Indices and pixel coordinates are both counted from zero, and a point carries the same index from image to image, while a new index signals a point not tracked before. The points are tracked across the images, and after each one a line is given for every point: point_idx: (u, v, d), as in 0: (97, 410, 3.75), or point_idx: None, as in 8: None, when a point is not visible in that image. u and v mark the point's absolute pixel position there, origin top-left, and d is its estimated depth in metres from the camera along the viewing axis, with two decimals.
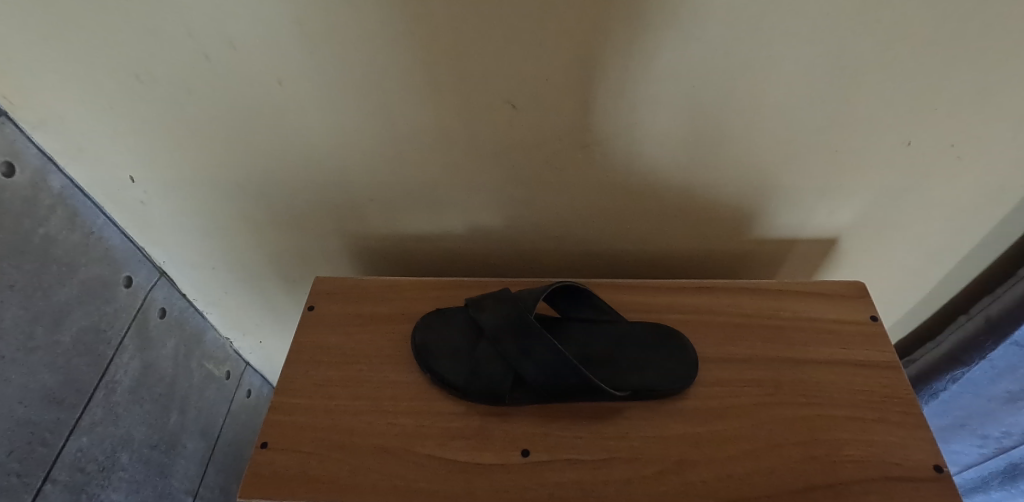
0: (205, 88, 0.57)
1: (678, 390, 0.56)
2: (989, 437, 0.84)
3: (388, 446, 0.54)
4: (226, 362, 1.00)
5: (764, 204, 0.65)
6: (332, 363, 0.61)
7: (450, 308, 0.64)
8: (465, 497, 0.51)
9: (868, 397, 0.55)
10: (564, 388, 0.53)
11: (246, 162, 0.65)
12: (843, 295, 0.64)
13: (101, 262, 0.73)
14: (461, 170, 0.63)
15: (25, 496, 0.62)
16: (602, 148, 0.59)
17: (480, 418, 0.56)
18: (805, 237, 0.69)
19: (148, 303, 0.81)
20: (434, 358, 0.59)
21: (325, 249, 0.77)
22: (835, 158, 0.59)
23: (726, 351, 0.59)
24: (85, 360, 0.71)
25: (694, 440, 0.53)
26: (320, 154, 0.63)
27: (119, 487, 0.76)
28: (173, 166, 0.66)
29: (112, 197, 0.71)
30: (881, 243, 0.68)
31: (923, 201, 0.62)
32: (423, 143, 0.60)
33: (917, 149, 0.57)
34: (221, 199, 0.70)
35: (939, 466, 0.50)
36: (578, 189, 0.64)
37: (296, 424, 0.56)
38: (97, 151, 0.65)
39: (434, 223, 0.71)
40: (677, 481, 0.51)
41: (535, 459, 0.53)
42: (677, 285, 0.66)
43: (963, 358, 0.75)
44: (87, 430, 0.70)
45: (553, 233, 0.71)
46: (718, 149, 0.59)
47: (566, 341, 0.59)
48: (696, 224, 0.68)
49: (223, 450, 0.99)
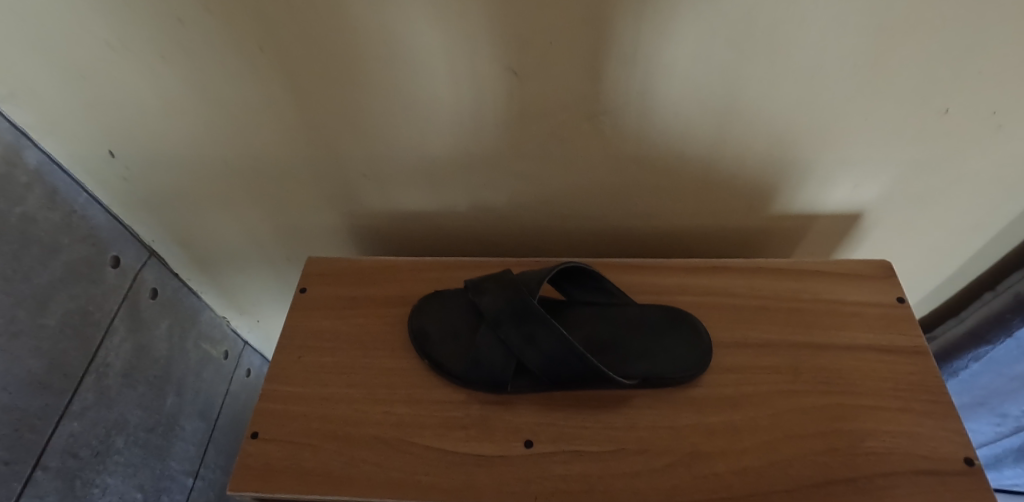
0: (181, 55, 0.52)
1: (691, 378, 0.52)
2: (1008, 416, 0.81)
3: (385, 437, 0.52)
4: (223, 342, 0.98)
5: (784, 178, 0.60)
6: (325, 349, 0.58)
7: (448, 291, 0.60)
8: (466, 490, 0.48)
9: (892, 385, 0.52)
10: (569, 376, 0.50)
11: (230, 136, 0.61)
12: (866, 275, 0.60)
13: (86, 242, 0.70)
14: (460, 144, 0.59)
15: (14, 484, 0.60)
16: (611, 119, 0.55)
17: (480, 406, 0.53)
18: (827, 212, 0.65)
19: (139, 284, 0.79)
20: (432, 343, 0.56)
21: (317, 228, 0.74)
22: (865, 128, 0.54)
23: (741, 335, 0.56)
24: (73, 344, 0.68)
25: (707, 430, 0.50)
26: (308, 127, 0.59)
27: (115, 471, 0.74)
28: (153, 140, 0.62)
29: (93, 174, 0.67)
30: (907, 220, 0.64)
31: (957, 175, 0.58)
32: (418, 114, 0.56)
33: (955, 118, 0.52)
34: (206, 175, 0.67)
35: (970, 459, 0.47)
36: (585, 164, 0.60)
37: (289, 413, 0.54)
38: (73, 126, 0.61)
39: (432, 199, 0.67)
40: (688, 474, 0.48)
41: (538, 451, 0.50)
42: (689, 265, 0.62)
43: (987, 336, 0.71)
44: (78, 415, 0.68)
45: (558, 210, 0.67)
46: (737, 120, 0.54)
47: (572, 326, 0.56)
48: (710, 201, 0.64)
49: (223, 429, 0.98)
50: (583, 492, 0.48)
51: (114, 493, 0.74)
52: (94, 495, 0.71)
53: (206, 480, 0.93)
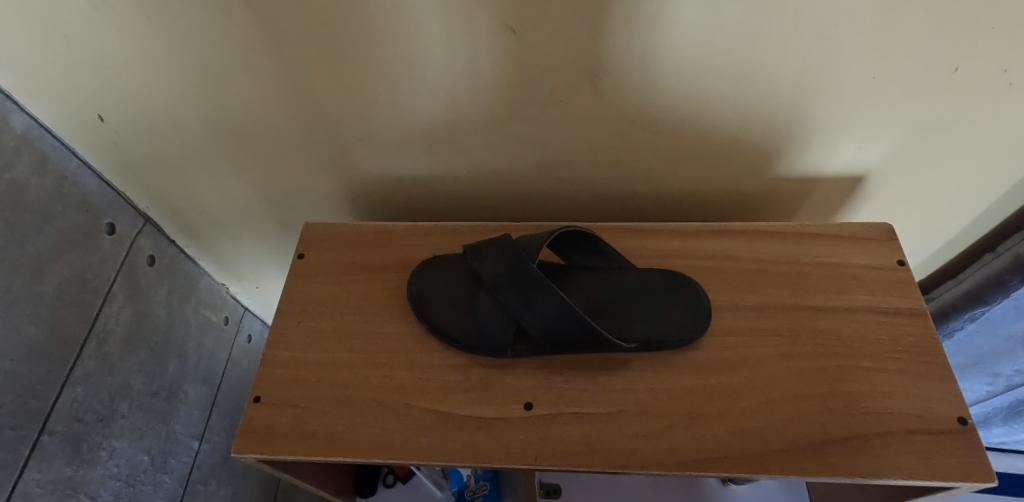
0: (166, 13, 0.50)
1: (690, 341, 0.53)
2: (1001, 375, 0.83)
3: (386, 400, 0.52)
4: (223, 308, 0.98)
5: (788, 139, 0.59)
6: (324, 314, 0.58)
7: (447, 256, 0.60)
8: (467, 452, 0.49)
9: (890, 347, 0.52)
10: (569, 339, 0.50)
11: (220, 99, 0.59)
12: (868, 238, 0.59)
13: (79, 209, 0.69)
14: (457, 106, 0.57)
15: (22, 448, 0.61)
16: (612, 79, 0.53)
17: (481, 370, 0.53)
18: (829, 175, 0.64)
19: (135, 250, 0.78)
20: (431, 308, 0.55)
21: (313, 193, 0.73)
22: (872, 88, 0.53)
23: (740, 299, 0.56)
24: (72, 310, 0.68)
25: (705, 392, 0.51)
26: (301, 88, 0.57)
27: (121, 435, 0.75)
28: (142, 104, 0.61)
29: (82, 138, 0.66)
30: (910, 182, 0.63)
31: (963, 136, 0.57)
32: (413, 75, 0.54)
33: (965, 75, 0.51)
34: (198, 140, 0.65)
35: (963, 419, 0.48)
36: (586, 127, 0.59)
37: (290, 378, 0.54)
38: (59, 88, 0.59)
39: (428, 164, 0.66)
40: (686, 435, 0.49)
41: (538, 413, 0.51)
42: (689, 229, 0.62)
43: (985, 297, 0.71)
44: (81, 381, 0.69)
45: (557, 174, 0.66)
46: (743, 79, 0.53)
47: (571, 290, 0.56)
48: (712, 163, 0.63)
49: (226, 394, 0.99)
50: (582, 453, 0.49)
51: (121, 456, 0.75)
52: (102, 458, 0.72)
53: (212, 442, 0.94)
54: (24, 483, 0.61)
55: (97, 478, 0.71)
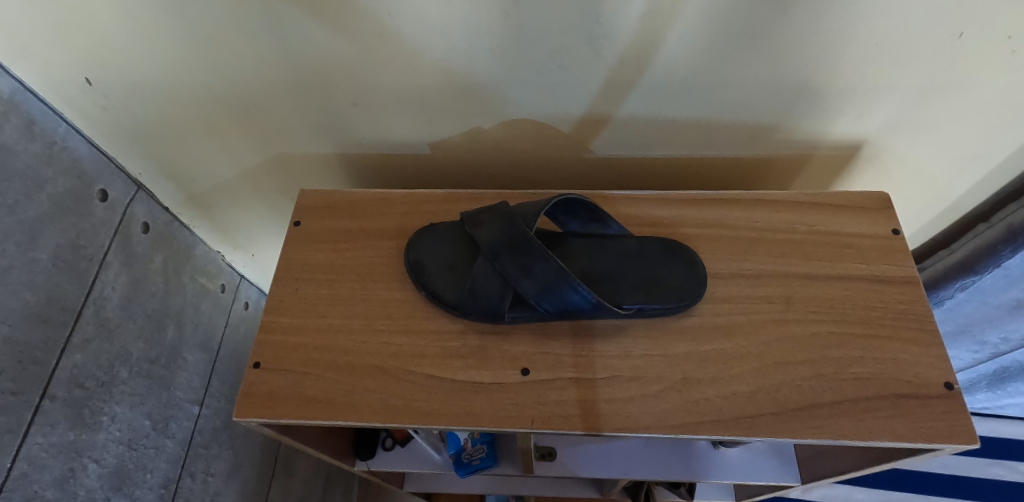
0: None
1: (685, 308, 0.53)
2: (988, 343, 0.85)
3: (385, 366, 0.53)
4: (219, 276, 0.98)
5: (788, 106, 0.59)
6: (322, 281, 0.58)
7: (444, 223, 0.60)
8: (465, 415, 0.50)
9: (881, 314, 0.53)
10: (566, 305, 0.50)
11: (211, 62, 0.58)
12: (865, 207, 0.60)
13: (71, 175, 0.68)
14: (453, 69, 0.56)
15: (25, 413, 0.62)
16: (612, 43, 0.52)
17: (478, 336, 0.54)
18: (827, 142, 0.63)
19: (129, 218, 0.77)
20: (429, 275, 0.56)
21: (308, 159, 0.72)
22: (875, 53, 0.52)
23: (736, 266, 0.56)
24: (68, 277, 0.68)
25: (699, 358, 0.52)
26: (294, 51, 0.56)
27: (122, 401, 0.76)
28: (130, 66, 0.59)
29: (70, 102, 0.65)
30: (908, 150, 0.63)
31: (964, 102, 0.56)
32: (407, 38, 0.53)
33: (968, 41, 0.50)
34: (189, 104, 0.64)
35: (949, 384, 0.49)
36: (583, 92, 0.58)
37: (289, 343, 0.54)
38: (44, 50, 0.58)
39: (425, 130, 0.65)
40: (680, 399, 0.50)
41: (535, 378, 0.51)
42: (687, 197, 0.62)
43: (976, 266, 0.72)
44: (80, 347, 0.69)
45: (554, 140, 0.65)
46: (744, 42, 0.52)
47: (568, 258, 0.56)
48: (711, 130, 0.62)
49: (225, 361, 1.00)
50: (578, 416, 0.50)
51: (123, 421, 0.76)
52: (104, 423, 0.73)
53: (212, 407, 0.96)
54: (28, 447, 0.63)
55: (100, 442, 0.72)
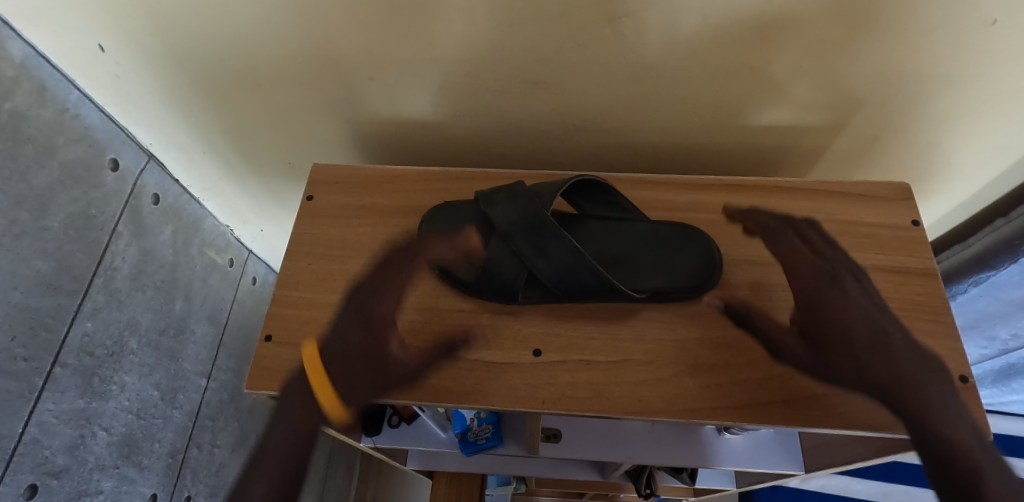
0: None
1: (698, 294, 0.53)
2: (997, 339, 0.84)
3: (396, 343, 0.53)
4: (228, 250, 0.98)
5: (809, 93, 0.58)
6: (334, 257, 0.58)
7: (458, 202, 0.59)
8: (476, 395, 0.50)
9: (897, 305, 0.53)
10: (579, 286, 0.50)
11: (225, 32, 0.57)
12: (883, 196, 0.59)
13: (81, 142, 0.67)
14: (472, 45, 0.55)
15: (36, 380, 0.62)
16: (635, 22, 0.51)
17: (490, 316, 0.54)
18: (849, 131, 0.62)
19: (139, 189, 0.77)
20: (442, 253, 0.55)
21: (319, 135, 0.71)
22: (904, 40, 0.51)
23: (751, 254, 0.56)
24: (79, 246, 0.67)
25: (711, 344, 0.52)
26: (309, 23, 0.55)
27: (131, 370, 0.76)
28: (144, 33, 0.58)
29: (83, 70, 0.64)
30: (931, 140, 0.62)
31: (992, 91, 0.55)
32: (429, 13, 0.52)
33: (1004, 29, 0.49)
34: (202, 76, 0.63)
35: (965, 376, 0.49)
36: (602, 73, 0.57)
37: (301, 318, 0.54)
38: (57, 13, 0.57)
39: (438, 107, 0.64)
40: (690, 384, 0.50)
41: (546, 359, 0.51)
42: (705, 182, 0.61)
43: (992, 261, 0.71)
44: (90, 316, 0.69)
45: (570, 121, 0.64)
46: (769, 26, 0.51)
47: (584, 239, 0.55)
48: (728, 115, 0.61)
49: (232, 335, 1.00)
50: (588, 398, 0.50)
51: (132, 391, 0.76)
52: (113, 392, 0.73)
53: (220, 381, 0.96)
54: (39, 413, 0.63)
55: (108, 411, 0.72)
